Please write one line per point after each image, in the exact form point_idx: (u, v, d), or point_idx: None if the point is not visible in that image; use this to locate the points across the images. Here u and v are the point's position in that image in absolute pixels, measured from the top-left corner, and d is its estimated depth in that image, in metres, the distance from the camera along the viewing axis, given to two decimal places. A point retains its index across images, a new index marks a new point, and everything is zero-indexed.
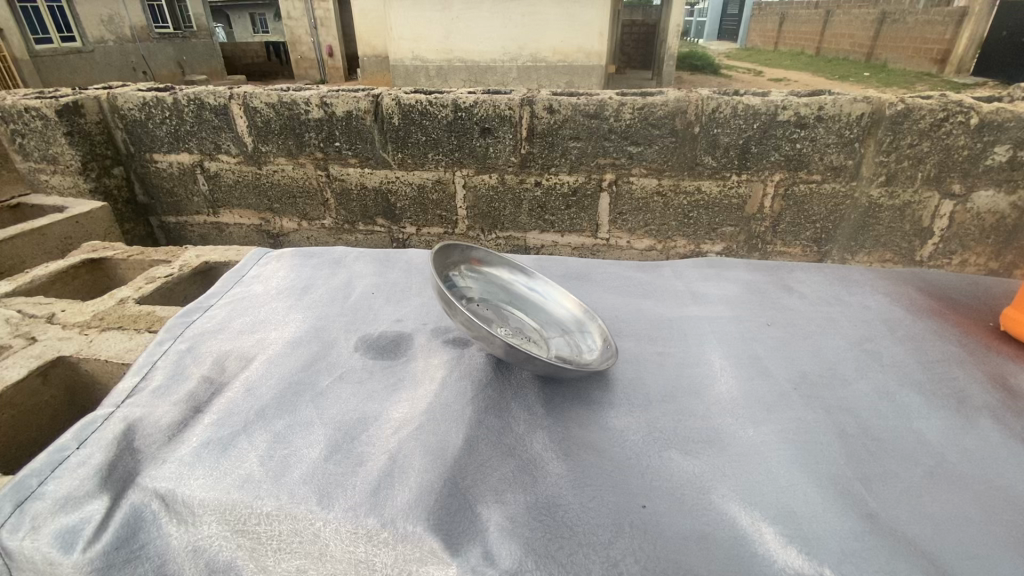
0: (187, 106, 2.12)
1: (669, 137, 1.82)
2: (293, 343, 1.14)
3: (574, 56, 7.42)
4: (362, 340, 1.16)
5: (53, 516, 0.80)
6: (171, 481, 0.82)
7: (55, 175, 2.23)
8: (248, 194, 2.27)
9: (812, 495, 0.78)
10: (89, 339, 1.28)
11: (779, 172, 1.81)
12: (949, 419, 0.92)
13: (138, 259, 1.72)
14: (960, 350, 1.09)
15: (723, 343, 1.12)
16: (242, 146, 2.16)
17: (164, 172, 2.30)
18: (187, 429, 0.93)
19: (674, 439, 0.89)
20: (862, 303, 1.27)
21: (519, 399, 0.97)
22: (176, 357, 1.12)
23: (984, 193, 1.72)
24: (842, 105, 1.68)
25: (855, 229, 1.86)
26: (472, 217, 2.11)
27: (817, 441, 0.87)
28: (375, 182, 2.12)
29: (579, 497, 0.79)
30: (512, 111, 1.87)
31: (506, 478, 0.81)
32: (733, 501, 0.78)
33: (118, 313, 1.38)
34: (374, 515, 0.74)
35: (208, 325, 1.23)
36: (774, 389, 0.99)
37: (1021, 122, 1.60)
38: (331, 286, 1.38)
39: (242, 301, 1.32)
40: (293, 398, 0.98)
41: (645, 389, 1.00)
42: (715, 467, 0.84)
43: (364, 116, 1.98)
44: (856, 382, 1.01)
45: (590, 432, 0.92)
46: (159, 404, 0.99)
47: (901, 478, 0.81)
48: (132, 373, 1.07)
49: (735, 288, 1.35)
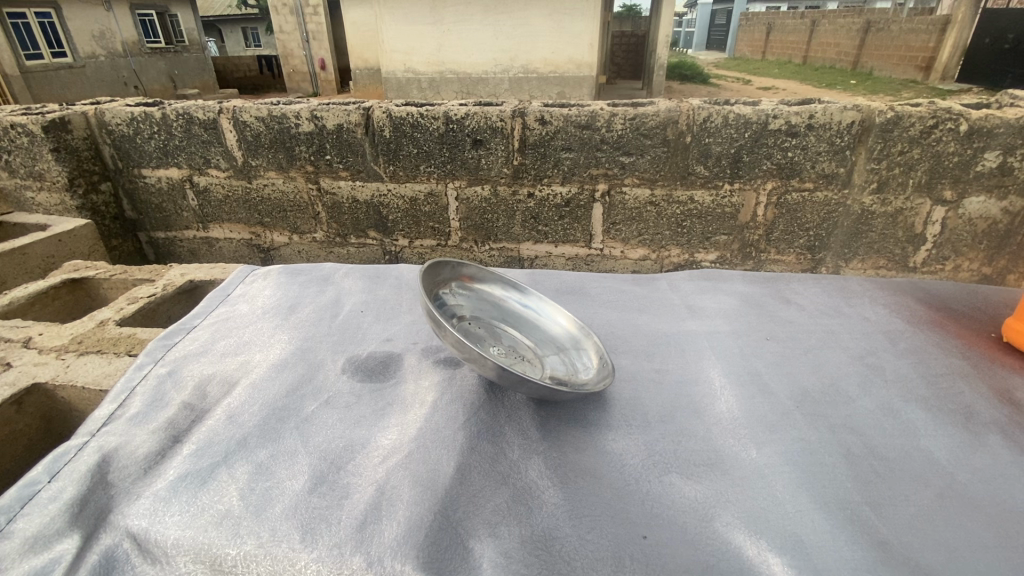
0: (175, 121, 2.09)
1: (660, 147, 1.80)
2: (278, 366, 1.10)
3: (565, 67, 7.47)
4: (351, 362, 1.12)
5: (21, 557, 0.75)
6: (146, 519, 0.77)
7: (40, 192, 2.19)
8: (237, 209, 2.23)
9: (820, 522, 0.75)
10: (66, 364, 1.23)
11: (771, 181, 1.80)
12: (958, 436, 0.89)
13: (121, 277, 1.67)
14: (964, 364, 1.06)
15: (722, 359, 1.10)
16: (231, 161, 2.12)
17: (152, 187, 2.27)
18: (166, 460, 0.89)
19: (675, 463, 0.86)
20: (862, 315, 1.25)
21: (513, 423, 0.94)
22: (155, 381, 1.07)
23: (976, 199, 1.71)
24: (832, 113, 1.67)
25: (849, 236, 1.84)
26: (465, 228, 2.08)
27: (823, 463, 0.85)
28: (366, 196, 2.09)
29: (577, 529, 0.75)
30: (504, 122, 1.85)
31: (500, 509, 0.78)
32: (737, 529, 0.74)
33: (99, 336, 1.33)
34: (360, 553, 0.70)
35: (190, 348, 1.18)
36: (776, 407, 0.96)
37: (1010, 128, 1.60)
38: (320, 304, 1.35)
39: (226, 322, 1.28)
40: (277, 426, 0.94)
41: (643, 410, 0.97)
42: (718, 493, 0.80)
43: (355, 128, 1.95)
44: (860, 399, 0.98)
45: (587, 456, 0.88)
46: (137, 434, 0.95)
47: (911, 502, 0.78)
48: (109, 399, 1.03)
49: (732, 301, 1.32)
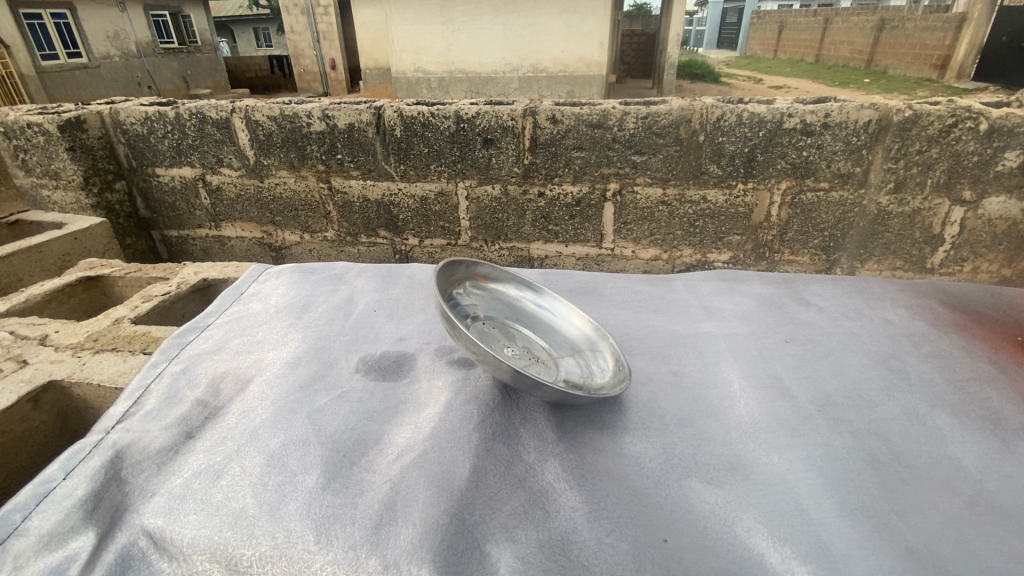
0: (189, 120, 2.10)
1: (673, 146, 1.78)
2: (292, 364, 1.10)
3: (574, 67, 7.44)
4: (364, 361, 1.12)
5: (36, 555, 0.75)
6: (161, 517, 0.77)
7: (57, 190, 2.21)
8: (250, 207, 2.24)
9: (845, 530, 0.73)
10: (82, 361, 1.24)
11: (785, 180, 1.77)
12: (987, 442, 0.87)
13: (135, 276, 1.69)
14: (991, 368, 1.04)
15: (741, 361, 1.08)
16: (243, 159, 2.13)
17: (165, 186, 2.28)
18: (181, 458, 0.89)
19: (693, 467, 0.84)
20: (883, 317, 1.22)
21: (528, 425, 0.93)
22: (170, 379, 1.07)
23: (996, 200, 1.68)
24: (848, 112, 1.64)
25: (864, 237, 1.80)
26: (475, 228, 2.07)
27: (846, 468, 0.83)
28: (377, 194, 2.08)
29: (595, 533, 0.74)
30: (515, 121, 1.84)
31: (516, 513, 0.77)
32: (759, 535, 0.73)
33: (113, 333, 1.34)
34: (376, 556, 0.69)
35: (204, 346, 1.19)
36: (797, 411, 0.94)
37: None
38: (332, 303, 1.34)
39: (240, 320, 1.28)
40: (289, 416, 0.95)
41: (660, 412, 0.96)
42: (738, 498, 0.79)
43: (366, 128, 1.95)
44: (884, 404, 0.96)
45: (604, 459, 0.87)
46: (152, 430, 0.95)
47: (940, 509, 0.76)
48: (124, 396, 1.03)
49: (750, 302, 1.30)
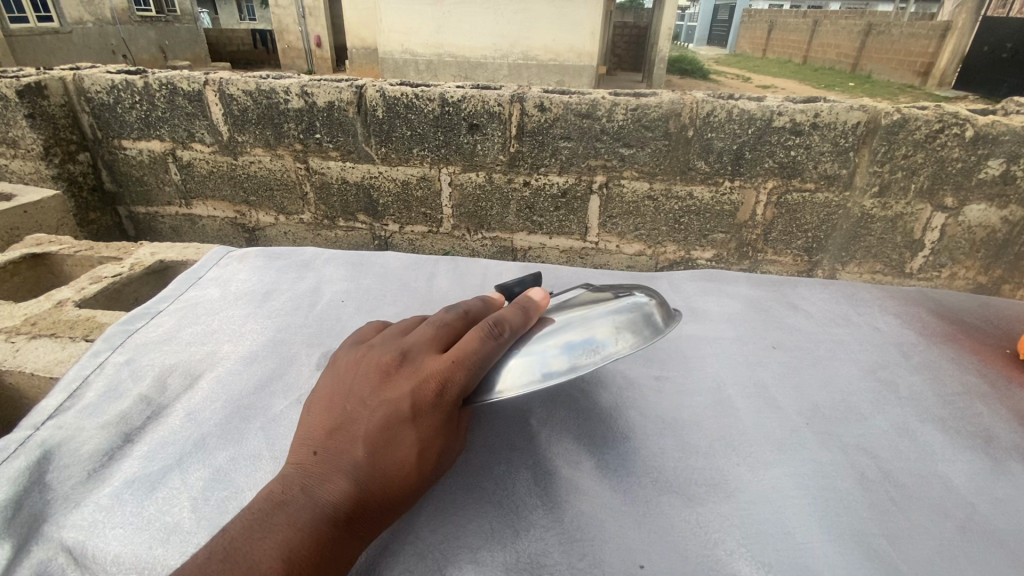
0: (158, 91, 1.95)
1: (661, 139, 1.72)
2: (247, 359, 1.01)
3: (565, 55, 7.31)
4: (325, 356, 1.03)
5: None
6: (83, 531, 0.69)
7: (15, 159, 2.06)
8: (223, 185, 2.12)
9: (833, 555, 0.68)
10: (14, 347, 1.13)
11: (772, 180, 1.72)
12: (978, 462, 0.83)
13: (85, 255, 1.57)
14: (981, 382, 1.00)
15: (726, 368, 1.03)
16: (217, 135, 2.00)
17: (133, 160, 2.14)
18: (116, 463, 0.80)
19: (675, 483, 0.79)
20: (871, 325, 1.18)
21: (500, 433, 0.86)
22: (112, 371, 0.98)
23: (976, 207, 1.64)
24: (838, 112, 1.59)
25: (847, 239, 1.77)
26: (458, 216, 1.99)
27: (835, 488, 0.78)
28: (356, 177, 1.98)
29: (567, 556, 0.68)
30: (501, 107, 1.75)
31: (482, 532, 0.71)
32: (743, 560, 0.67)
33: (54, 317, 1.23)
34: None
35: (154, 334, 1.09)
36: (784, 424, 0.89)
37: (1016, 136, 1.52)
38: (297, 292, 1.25)
39: (195, 307, 1.19)
40: (240, 426, 0.86)
41: (641, 421, 0.90)
42: (722, 517, 0.73)
43: (347, 107, 1.84)
44: (874, 418, 0.91)
45: (580, 472, 0.80)
46: (87, 428, 0.86)
47: (932, 535, 0.72)
48: (59, 389, 0.93)
49: (736, 305, 1.25)
